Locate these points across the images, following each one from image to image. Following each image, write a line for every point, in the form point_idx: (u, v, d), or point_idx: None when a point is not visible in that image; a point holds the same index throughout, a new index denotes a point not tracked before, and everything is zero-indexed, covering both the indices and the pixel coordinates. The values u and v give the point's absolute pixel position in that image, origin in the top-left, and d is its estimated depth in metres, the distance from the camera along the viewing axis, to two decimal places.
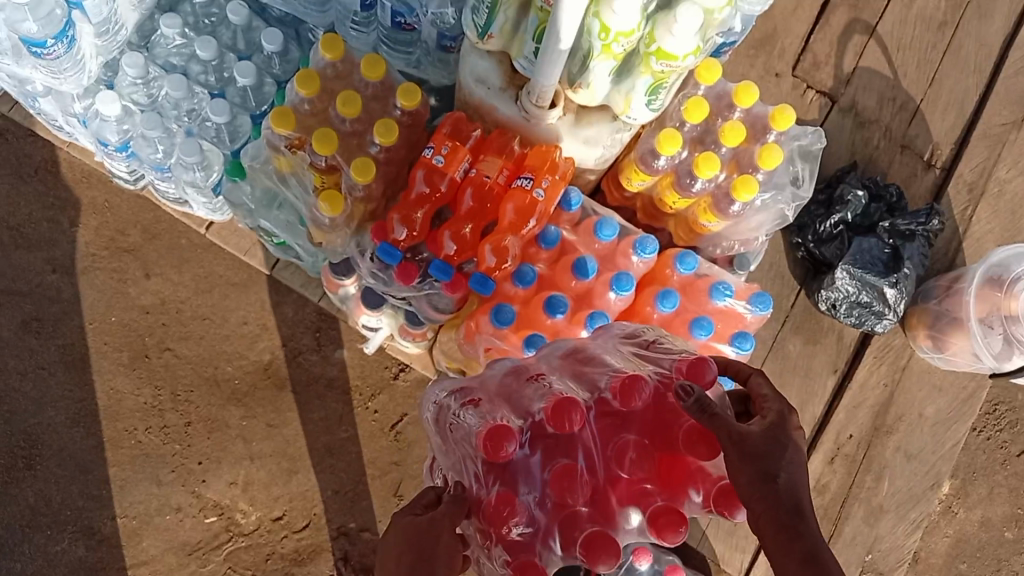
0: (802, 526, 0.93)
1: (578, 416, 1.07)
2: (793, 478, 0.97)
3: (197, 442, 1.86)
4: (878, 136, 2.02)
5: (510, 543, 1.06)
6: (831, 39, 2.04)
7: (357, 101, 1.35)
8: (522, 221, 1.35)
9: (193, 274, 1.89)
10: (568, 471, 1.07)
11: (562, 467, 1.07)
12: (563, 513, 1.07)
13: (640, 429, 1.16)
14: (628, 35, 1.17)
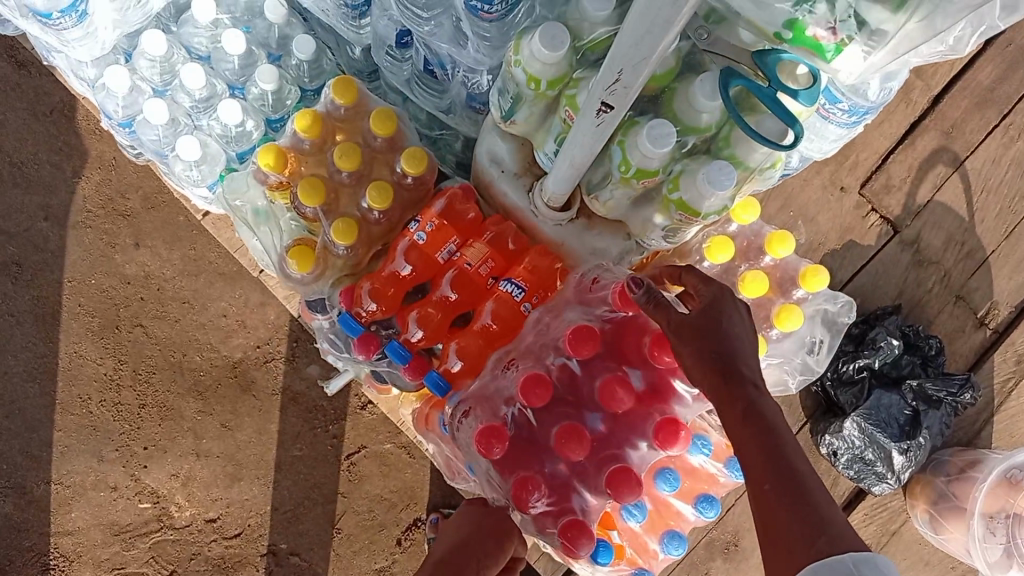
0: (744, 390, 0.92)
1: (543, 387, 1.09)
2: (736, 345, 0.96)
3: (147, 426, 1.81)
4: (933, 280, 1.82)
5: (547, 511, 1.12)
6: (911, 163, 1.81)
7: (357, 154, 1.23)
8: (496, 328, 1.24)
9: (183, 254, 1.82)
10: (568, 432, 1.09)
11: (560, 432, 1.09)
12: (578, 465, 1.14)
13: (608, 361, 1.18)
14: (650, 175, 1.05)
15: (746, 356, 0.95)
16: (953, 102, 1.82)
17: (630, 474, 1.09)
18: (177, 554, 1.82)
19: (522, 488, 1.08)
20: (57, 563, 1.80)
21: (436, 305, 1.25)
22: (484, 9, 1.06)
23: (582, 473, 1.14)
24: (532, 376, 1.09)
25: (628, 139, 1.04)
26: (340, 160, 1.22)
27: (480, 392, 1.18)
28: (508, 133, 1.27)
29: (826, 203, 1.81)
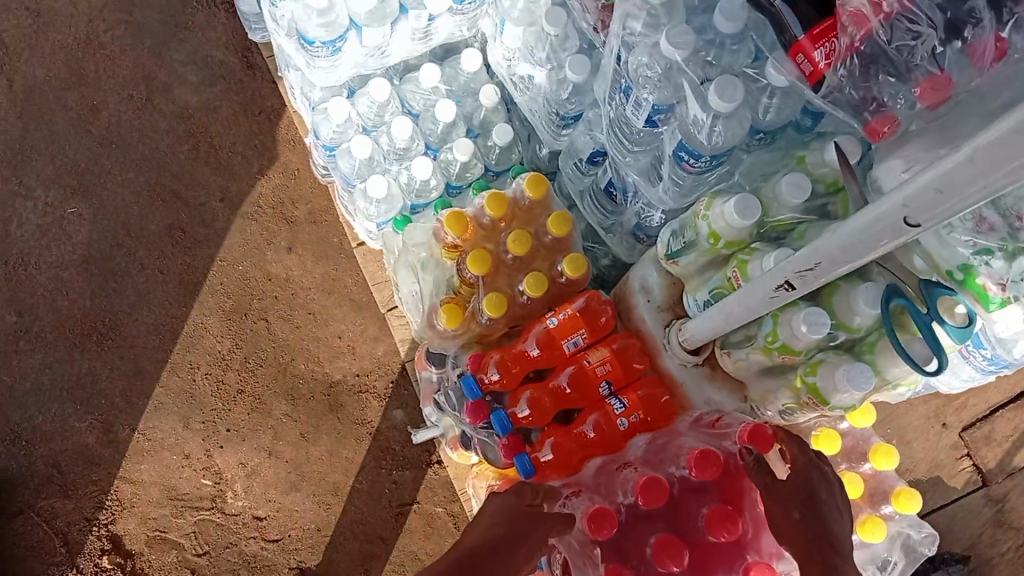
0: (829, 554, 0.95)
1: (660, 493, 1.05)
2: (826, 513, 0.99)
3: (236, 411, 1.92)
4: (1009, 545, 1.79)
5: None
6: (1017, 424, 1.84)
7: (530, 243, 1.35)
8: (597, 437, 1.30)
9: (325, 271, 1.96)
10: (668, 542, 1.03)
11: (662, 541, 1.04)
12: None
13: (718, 495, 1.13)
14: (791, 352, 1.12)
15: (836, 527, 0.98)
16: None
17: None
18: (216, 538, 1.90)
19: None
20: (110, 505, 1.88)
21: (549, 394, 1.33)
22: (688, 160, 1.17)
23: None
24: (653, 478, 1.05)
25: (782, 314, 1.12)
26: (512, 243, 1.34)
27: (589, 487, 1.16)
28: (665, 270, 1.36)
29: (923, 433, 1.83)
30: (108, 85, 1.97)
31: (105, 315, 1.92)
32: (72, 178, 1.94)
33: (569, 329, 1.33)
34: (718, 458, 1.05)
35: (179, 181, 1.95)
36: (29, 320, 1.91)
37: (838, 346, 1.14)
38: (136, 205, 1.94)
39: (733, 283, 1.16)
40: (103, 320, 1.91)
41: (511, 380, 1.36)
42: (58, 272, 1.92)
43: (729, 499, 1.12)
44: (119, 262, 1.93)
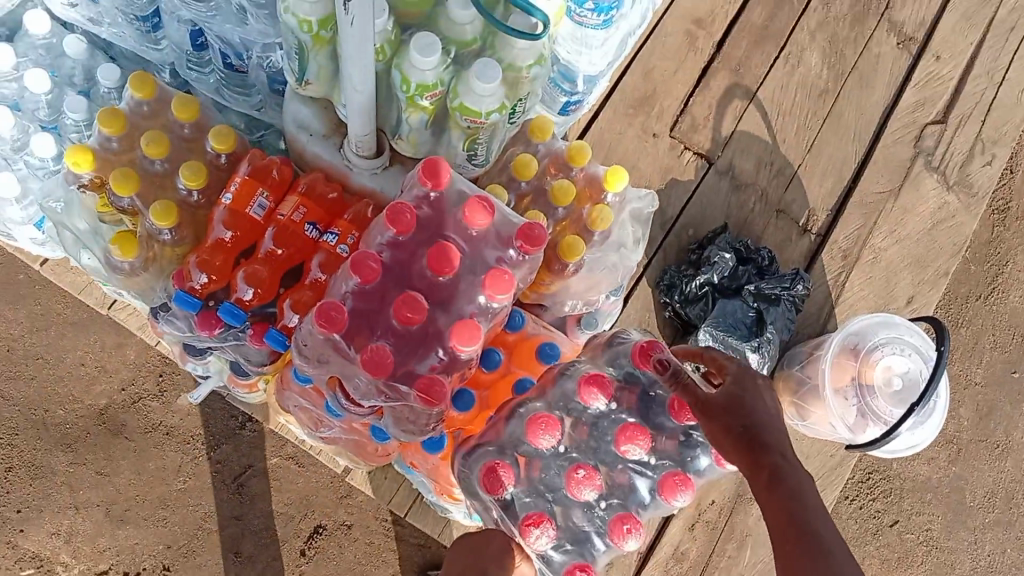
0: (770, 454, 1.03)
1: (373, 264, 1.02)
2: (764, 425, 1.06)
3: (17, 490, 1.76)
4: (753, 200, 1.96)
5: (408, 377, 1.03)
6: (710, 102, 2.00)
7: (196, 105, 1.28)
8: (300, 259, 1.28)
9: (28, 311, 1.80)
10: (410, 298, 1.01)
11: (403, 297, 1.01)
12: (406, 338, 1.04)
13: (433, 233, 1.10)
14: (428, 89, 1.10)
15: (769, 427, 1.06)
16: (735, 42, 2.04)
17: (469, 324, 1.01)
18: None
19: (373, 357, 0.98)
20: None
21: (262, 262, 1.26)
22: None
23: (426, 335, 1.05)
24: (357, 253, 1.02)
25: (402, 59, 1.09)
26: (102, 123, 1.24)
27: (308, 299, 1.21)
28: (308, 99, 1.31)
29: (645, 149, 1.96)
30: None
31: None
32: None
33: (247, 194, 1.27)
34: (406, 203, 1.04)
35: None
36: None
37: (485, 49, 1.12)
38: None
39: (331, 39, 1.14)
40: None
41: (222, 272, 1.26)
42: None
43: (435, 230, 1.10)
44: None
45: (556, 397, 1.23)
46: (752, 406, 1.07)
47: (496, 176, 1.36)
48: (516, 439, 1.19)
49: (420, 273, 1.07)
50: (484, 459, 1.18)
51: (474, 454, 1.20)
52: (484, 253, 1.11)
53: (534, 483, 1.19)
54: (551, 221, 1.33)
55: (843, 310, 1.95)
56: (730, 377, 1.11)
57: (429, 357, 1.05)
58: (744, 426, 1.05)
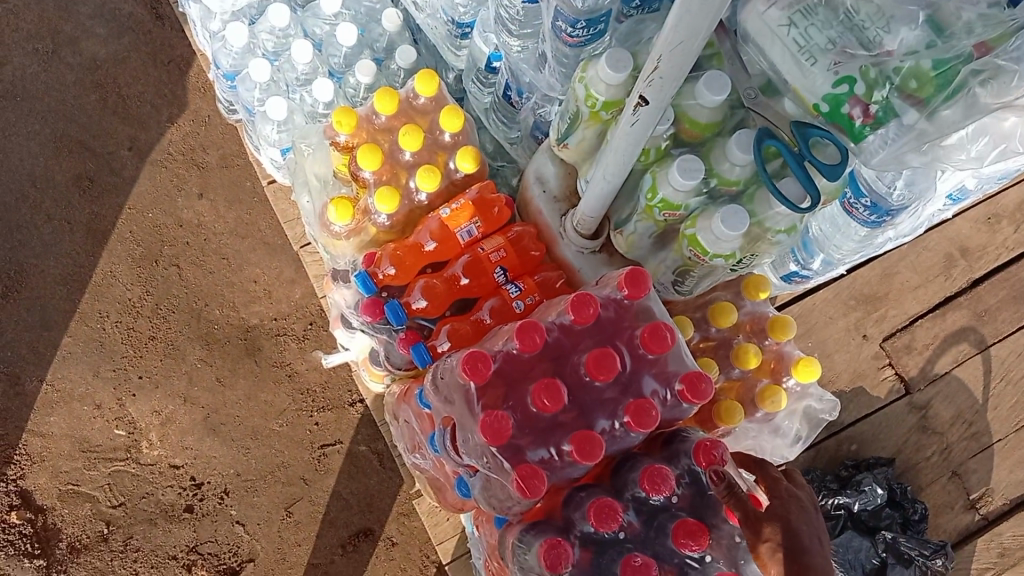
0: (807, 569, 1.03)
1: (537, 337, 1.02)
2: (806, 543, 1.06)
3: (148, 358, 1.87)
4: (932, 450, 1.86)
5: (515, 456, 1.01)
6: (937, 332, 1.90)
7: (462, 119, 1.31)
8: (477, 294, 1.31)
9: (238, 216, 1.96)
10: (553, 384, 1.00)
11: (548, 380, 1.00)
12: (532, 419, 1.03)
13: (607, 337, 1.09)
14: (671, 208, 1.12)
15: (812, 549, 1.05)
16: (992, 289, 1.93)
17: (595, 436, 0.98)
18: (131, 488, 1.84)
19: (493, 420, 0.98)
20: (19, 460, 1.83)
21: (443, 281, 1.30)
22: (564, 29, 1.13)
23: (552, 427, 1.03)
24: (528, 321, 1.03)
25: (661, 171, 1.11)
26: (377, 98, 1.30)
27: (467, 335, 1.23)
28: (558, 158, 1.34)
29: (847, 345, 1.88)
30: (14, 41, 2.01)
31: (11, 267, 1.89)
32: None
33: (462, 217, 1.30)
34: (595, 297, 1.04)
35: (86, 133, 1.97)
36: None
37: (742, 196, 1.11)
38: (43, 156, 1.95)
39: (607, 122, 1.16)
40: (8, 273, 1.88)
41: (406, 272, 1.32)
42: None
43: (610, 335, 1.09)
44: (24, 214, 1.92)
45: (615, 485, 1.10)
46: (798, 525, 1.07)
47: (691, 309, 1.33)
48: (576, 519, 1.06)
49: (574, 367, 1.06)
50: (546, 534, 1.05)
51: (534, 528, 1.07)
52: (642, 379, 1.07)
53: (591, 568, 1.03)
54: (722, 376, 1.29)
55: None
56: (790, 501, 1.11)
57: (543, 448, 1.02)
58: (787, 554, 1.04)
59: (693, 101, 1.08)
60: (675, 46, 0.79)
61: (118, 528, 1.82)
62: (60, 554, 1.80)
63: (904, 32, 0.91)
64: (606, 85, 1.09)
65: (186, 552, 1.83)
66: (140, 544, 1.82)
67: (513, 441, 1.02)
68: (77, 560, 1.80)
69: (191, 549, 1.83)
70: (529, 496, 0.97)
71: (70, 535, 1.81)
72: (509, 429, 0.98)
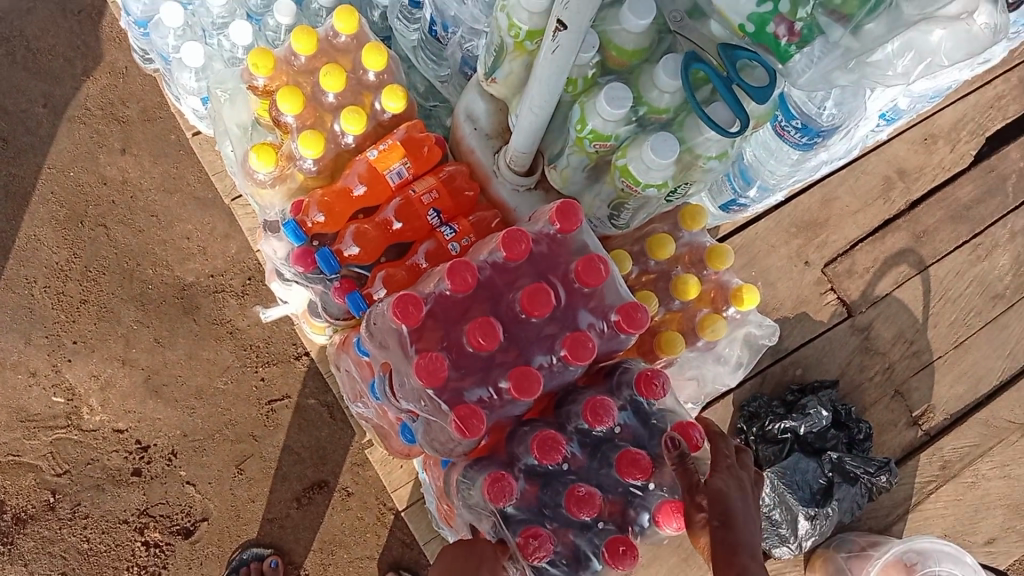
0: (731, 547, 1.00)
1: (469, 276, 1.00)
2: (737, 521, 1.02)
3: (81, 323, 1.82)
4: (876, 369, 1.89)
5: (452, 397, 1.00)
6: (877, 255, 1.92)
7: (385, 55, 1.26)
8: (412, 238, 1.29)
9: (164, 171, 1.87)
10: (486, 322, 0.98)
11: (481, 319, 0.98)
12: (468, 359, 1.02)
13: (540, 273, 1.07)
14: (601, 138, 1.10)
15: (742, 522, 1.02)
16: (929, 210, 1.95)
17: (531, 372, 0.97)
18: (75, 455, 1.80)
19: (427, 362, 0.96)
20: None
21: (375, 226, 1.27)
22: None
23: (489, 365, 1.02)
24: (458, 260, 1.01)
25: (589, 100, 1.08)
26: (294, 38, 1.24)
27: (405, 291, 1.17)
28: (487, 94, 1.31)
29: (789, 273, 1.89)
30: None
31: None
32: None
33: (390, 158, 1.26)
34: (525, 232, 1.02)
35: None
36: None
37: (666, 125, 1.10)
38: None
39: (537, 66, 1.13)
40: None
41: (337, 219, 1.29)
42: None
43: (543, 270, 1.07)
44: None
45: (558, 420, 1.10)
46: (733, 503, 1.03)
47: (629, 243, 1.31)
48: (519, 454, 1.06)
49: (509, 305, 1.04)
50: (489, 471, 1.06)
51: (478, 466, 1.08)
52: (578, 313, 1.06)
53: (533, 502, 1.05)
54: (663, 308, 1.28)
55: (916, 517, 1.88)
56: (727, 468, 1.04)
57: (481, 387, 1.01)
58: (723, 520, 0.97)
59: (617, 27, 1.05)
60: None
61: (64, 497, 1.79)
62: (6, 527, 1.77)
63: None
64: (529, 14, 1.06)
65: (135, 514, 1.80)
66: (87, 509, 1.79)
67: (449, 382, 1.00)
68: (25, 531, 1.78)
69: (140, 513, 1.80)
70: (468, 436, 0.96)
71: (15, 504, 1.78)
72: (444, 370, 0.97)
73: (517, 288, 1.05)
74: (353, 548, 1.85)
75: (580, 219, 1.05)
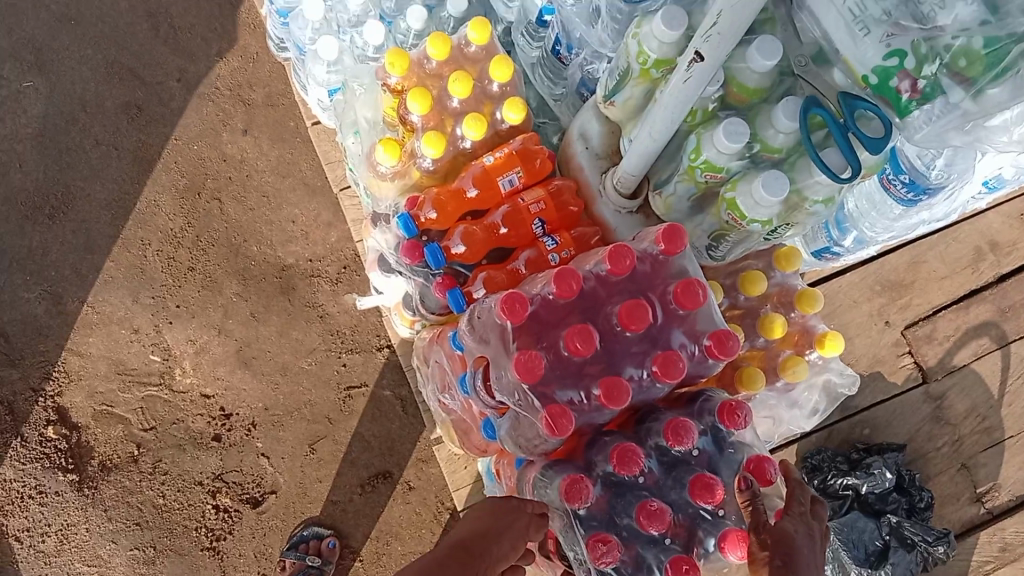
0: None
1: (573, 284, 1.06)
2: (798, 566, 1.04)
3: (186, 288, 1.92)
4: (944, 439, 1.89)
5: (544, 396, 1.06)
6: (960, 325, 1.92)
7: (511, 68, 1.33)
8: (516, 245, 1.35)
9: (279, 154, 1.97)
10: (585, 329, 1.03)
11: (580, 325, 1.04)
12: (563, 362, 1.07)
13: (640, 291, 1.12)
14: (713, 170, 1.14)
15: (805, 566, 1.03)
16: (1017, 286, 1.93)
17: (622, 381, 1.02)
18: (163, 414, 1.90)
19: (525, 359, 1.02)
20: (56, 377, 1.89)
21: (482, 228, 1.34)
22: None
23: (582, 371, 1.07)
24: (564, 267, 1.07)
25: (706, 132, 1.13)
26: (430, 42, 1.32)
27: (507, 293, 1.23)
28: (603, 116, 1.36)
29: (869, 330, 1.91)
30: None
31: (58, 189, 1.93)
32: (31, 53, 1.97)
33: (504, 167, 1.33)
34: (631, 248, 1.07)
35: (136, 61, 1.98)
36: None
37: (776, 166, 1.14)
38: (93, 81, 1.96)
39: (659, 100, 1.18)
40: (55, 194, 1.92)
41: (447, 218, 1.35)
42: (13, 146, 1.94)
43: (643, 288, 1.12)
44: (73, 138, 1.94)
45: (639, 434, 1.14)
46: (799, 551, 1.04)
47: (721, 276, 1.35)
48: (597, 460, 1.11)
49: (607, 316, 1.09)
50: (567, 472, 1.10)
51: (557, 466, 1.13)
52: (672, 333, 1.11)
53: (606, 509, 1.09)
54: (746, 343, 1.32)
55: None
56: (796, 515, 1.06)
57: (572, 390, 1.06)
58: (784, 558, 0.99)
59: (743, 65, 1.09)
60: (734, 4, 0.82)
61: (148, 451, 1.89)
62: (92, 471, 1.87)
63: (960, 7, 0.90)
64: (658, 43, 1.12)
65: (210, 479, 1.89)
66: (167, 466, 1.89)
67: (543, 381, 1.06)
68: (108, 479, 1.88)
69: (215, 475, 1.89)
70: (556, 434, 1.01)
71: (102, 452, 1.88)
72: (540, 368, 1.02)
73: (617, 301, 1.10)
74: (406, 543, 1.90)
75: (684, 243, 1.10)
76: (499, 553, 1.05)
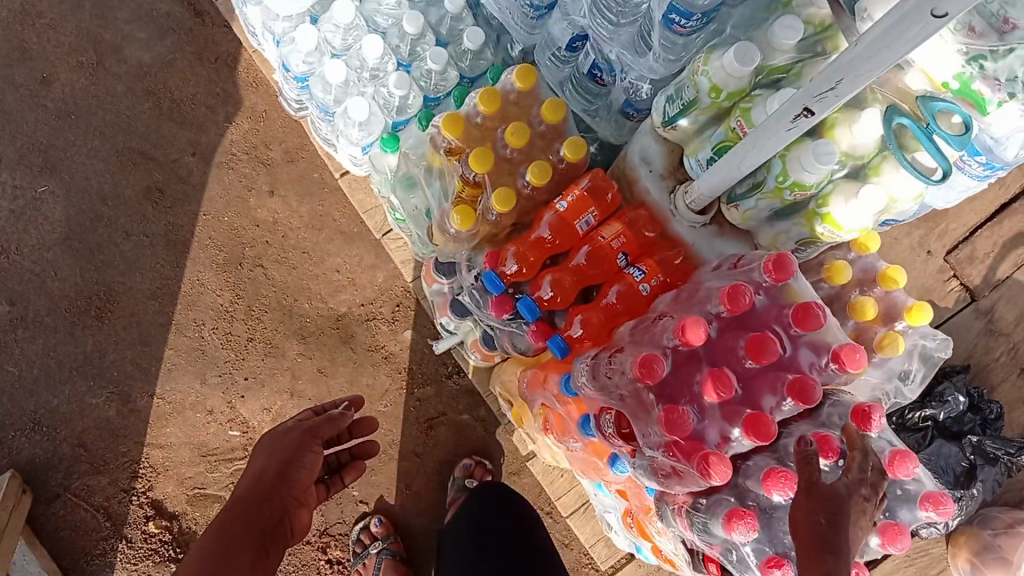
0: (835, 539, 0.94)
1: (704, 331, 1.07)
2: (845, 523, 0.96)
3: (251, 359, 1.94)
4: (1001, 351, 1.98)
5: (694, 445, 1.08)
6: (997, 239, 1.98)
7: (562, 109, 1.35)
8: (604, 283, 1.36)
9: (311, 208, 1.98)
10: (724, 374, 1.06)
11: (718, 370, 1.06)
12: (703, 406, 1.11)
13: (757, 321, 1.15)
14: (803, 188, 1.17)
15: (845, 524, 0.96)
16: None
17: (768, 417, 1.04)
18: None
19: (674, 417, 1.04)
20: (145, 472, 1.89)
21: (570, 273, 1.35)
22: (681, 20, 1.19)
23: (724, 411, 1.10)
24: (688, 317, 1.08)
25: (791, 152, 1.16)
26: (482, 99, 1.35)
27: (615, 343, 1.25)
28: (661, 137, 1.39)
29: (912, 263, 1.98)
30: (54, 57, 1.96)
31: (100, 288, 1.91)
32: (37, 157, 1.93)
33: (579, 209, 1.34)
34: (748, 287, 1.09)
35: (147, 143, 1.96)
36: (21, 308, 1.89)
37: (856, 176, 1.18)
38: (107, 173, 1.94)
39: (737, 133, 1.21)
40: (98, 294, 1.90)
41: (531, 267, 1.36)
42: (43, 254, 1.90)
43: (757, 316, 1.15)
44: (101, 232, 1.92)
45: (776, 452, 1.15)
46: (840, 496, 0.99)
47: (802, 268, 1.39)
48: (748, 486, 1.14)
49: (734, 352, 1.12)
50: (725, 506, 1.13)
51: (709, 497, 1.16)
52: (797, 354, 1.14)
53: (764, 534, 1.12)
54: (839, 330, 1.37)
55: None
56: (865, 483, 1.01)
57: (717, 431, 1.10)
58: (830, 518, 0.95)
59: None
60: (850, 59, 0.82)
61: None
62: None
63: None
64: (730, 77, 1.15)
65: (316, 536, 1.93)
66: None
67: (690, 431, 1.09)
68: None
69: (321, 531, 1.93)
70: (715, 481, 1.03)
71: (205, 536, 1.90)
72: (688, 423, 1.04)
73: (741, 336, 1.12)
74: None
75: (795, 267, 1.12)
76: (286, 489, 1.32)
